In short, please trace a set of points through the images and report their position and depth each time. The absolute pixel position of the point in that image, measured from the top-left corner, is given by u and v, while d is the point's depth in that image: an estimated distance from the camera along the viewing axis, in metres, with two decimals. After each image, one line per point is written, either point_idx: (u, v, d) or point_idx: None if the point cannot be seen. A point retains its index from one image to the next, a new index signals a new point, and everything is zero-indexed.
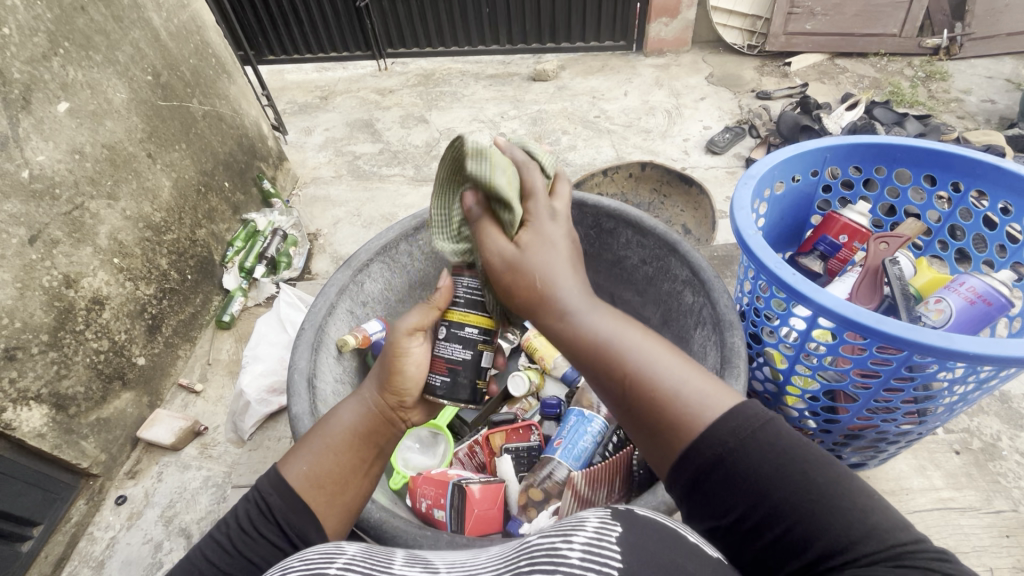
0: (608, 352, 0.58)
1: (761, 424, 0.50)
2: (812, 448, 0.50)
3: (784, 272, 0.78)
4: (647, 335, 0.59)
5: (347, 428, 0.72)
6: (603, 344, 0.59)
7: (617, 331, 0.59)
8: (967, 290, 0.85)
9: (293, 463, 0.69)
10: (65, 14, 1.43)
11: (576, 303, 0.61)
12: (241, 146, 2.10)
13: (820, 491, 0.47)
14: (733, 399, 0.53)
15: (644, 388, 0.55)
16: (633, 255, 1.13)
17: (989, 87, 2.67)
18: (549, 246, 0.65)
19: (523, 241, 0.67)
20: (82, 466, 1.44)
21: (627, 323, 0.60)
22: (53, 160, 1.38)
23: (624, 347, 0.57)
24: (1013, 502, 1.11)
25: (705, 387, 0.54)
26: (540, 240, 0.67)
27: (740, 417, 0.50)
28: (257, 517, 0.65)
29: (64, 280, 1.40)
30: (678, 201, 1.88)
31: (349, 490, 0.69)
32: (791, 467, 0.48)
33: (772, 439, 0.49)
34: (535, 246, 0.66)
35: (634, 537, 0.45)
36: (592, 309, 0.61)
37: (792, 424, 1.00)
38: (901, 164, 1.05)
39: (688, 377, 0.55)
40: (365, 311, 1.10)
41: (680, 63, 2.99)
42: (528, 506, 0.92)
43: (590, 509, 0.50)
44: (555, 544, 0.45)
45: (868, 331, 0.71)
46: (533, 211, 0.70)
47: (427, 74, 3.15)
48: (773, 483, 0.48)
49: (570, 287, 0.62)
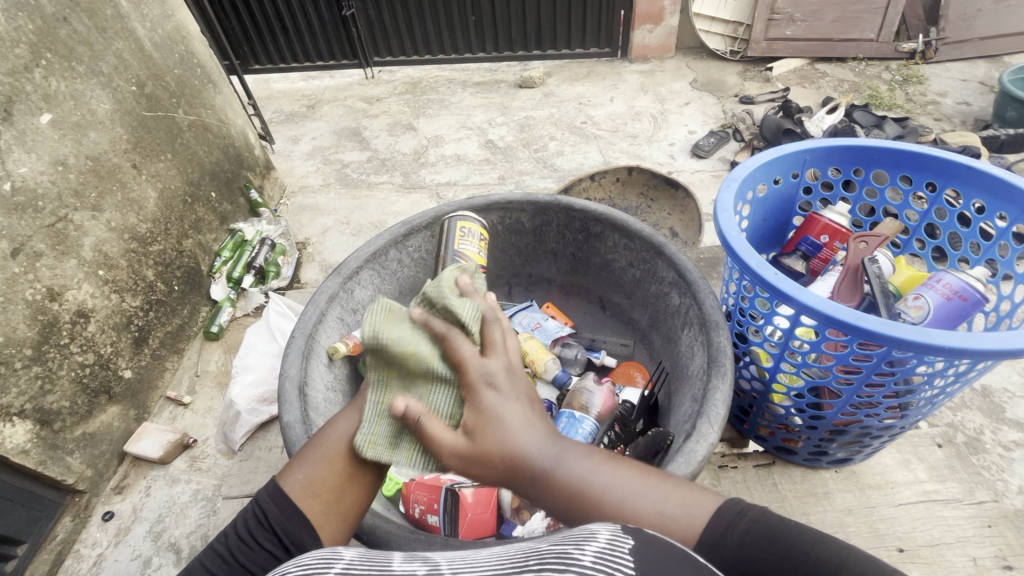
0: (593, 502, 0.59)
1: (747, 518, 0.55)
2: (805, 528, 0.52)
3: (766, 272, 0.79)
4: (626, 468, 0.61)
5: (342, 436, 0.70)
6: (584, 489, 0.59)
7: (593, 474, 0.59)
8: (943, 287, 0.87)
9: (291, 472, 0.69)
10: (47, 25, 1.42)
11: (548, 461, 0.59)
12: (227, 155, 2.09)
13: (824, 568, 0.49)
14: (713, 502, 0.58)
15: (634, 521, 0.58)
16: (620, 258, 1.14)
17: (964, 90, 2.75)
18: (503, 419, 0.59)
19: (477, 426, 0.59)
20: (68, 483, 1.42)
21: (602, 462, 0.61)
22: (36, 172, 1.37)
23: (603, 490, 0.59)
24: (995, 493, 1.14)
25: (687, 501, 0.58)
26: (493, 407, 0.59)
27: (725, 518, 0.55)
28: (255, 527, 0.67)
29: (48, 293, 1.38)
30: (665, 204, 1.90)
31: (345, 498, 0.67)
32: (790, 549, 0.51)
33: (763, 530, 0.53)
34: (486, 424, 0.59)
35: (646, 551, 0.46)
36: (567, 456, 0.60)
37: (779, 421, 1.02)
38: (877, 165, 1.08)
39: (675, 502, 0.58)
40: (355, 319, 1.10)
41: (664, 69, 3.04)
42: (521, 508, 0.93)
43: (602, 522, 0.49)
44: (566, 550, 0.46)
45: (848, 328, 0.73)
46: (472, 375, 0.61)
47: (414, 82, 3.16)
48: (783, 569, 0.50)
49: (539, 456, 0.59)
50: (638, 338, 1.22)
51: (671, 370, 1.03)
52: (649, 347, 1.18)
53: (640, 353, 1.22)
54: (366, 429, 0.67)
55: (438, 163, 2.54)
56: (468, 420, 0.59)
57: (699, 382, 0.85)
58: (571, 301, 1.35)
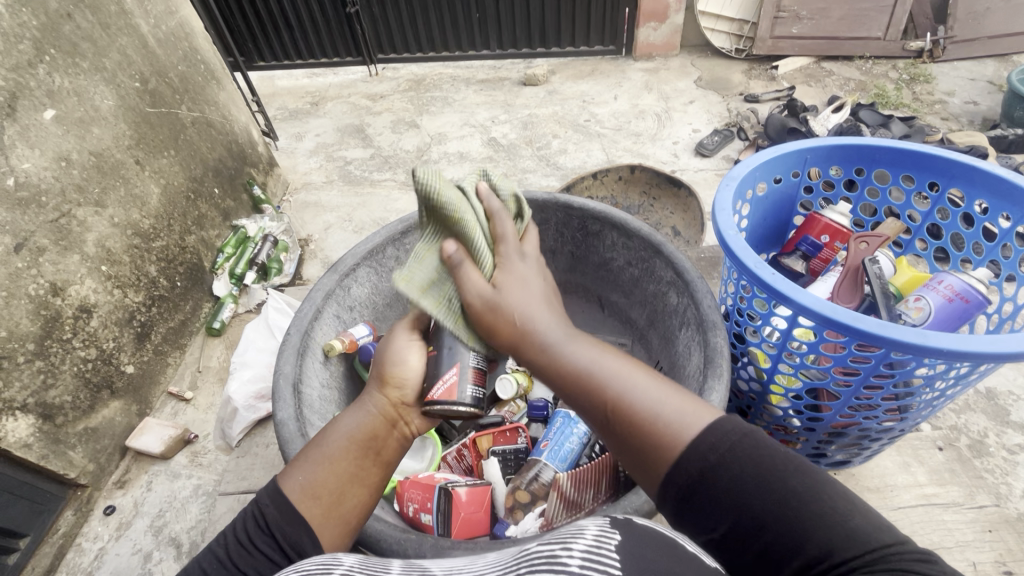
0: (589, 383, 0.62)
1: (739, 436, 0.54)
2: (790, 457, 0.53)
3: (764, 272, 0.79)
4: (632, 365, 0.63)
5: (346, 435, 0.71)
6: (584, 374, 0.62)
7: (596, 363, 0.63)
8: (945, 288, 0.86)
9: (290, 473, 0.68)
10: (50, 22, 1.43)
11: (557, 335, 0.65)
12: (230, 152, 2.09)
13: (799, 498, 0.49)
14: (710, 414, 0.57)
15: (630, 417, 0.59)
16: (619, 257, 1.13)
17: (973, 89, 2.71)
18: (521, 282, 0.69)
19: (502, 280, 0.69)
20: (70, 477, 1.43)
21: (609, 353, 0.64)
22: (39, 167, 1.37)
23: (603, 380, 0.62)
24: (996, 497, 1.13)
25: (683, 406, 0.58)
26: (516, 275, 0.70)
27: (717, 435, 0.54)
28: (254, 529, 0.65)
29: (51, 288, 1.39)
30: (667, 203, 1.89)
31: (348, 500, 0.68)
32: (772, 477, 0.51)
33: (749, 454, 0.52)
34: (508, 282, 0.69)
35: (632, 545, 0.46)
36: (573, 339, 0.65)
37: (777, 423, 1.01)
38: (880, 164, 1.06)
39: (672, 403, 0.58)
40: (352, 316, 1.10)
41: (669, 67, 3.02)
42: (515, 508, 0.92)
43: (589, 518, 0.50)
44: (554, 552, 0.45)
45: (846, 329, 0.72)
46: (508, 249, 0.73)
47: (418, 80, 3.15)
48: (756, 496, 0.51)
49: (547, 331, 0.65)
50: (636, 337, 1.21)
51: (668, 370, 1.03)
52: (647, 346, 1.17)
53: (638, 352, 1.21)
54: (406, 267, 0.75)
55: (440, 161, 2.53)
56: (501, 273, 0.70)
57: (695, 383, 0.84)
58: (570, 299, 1.34)
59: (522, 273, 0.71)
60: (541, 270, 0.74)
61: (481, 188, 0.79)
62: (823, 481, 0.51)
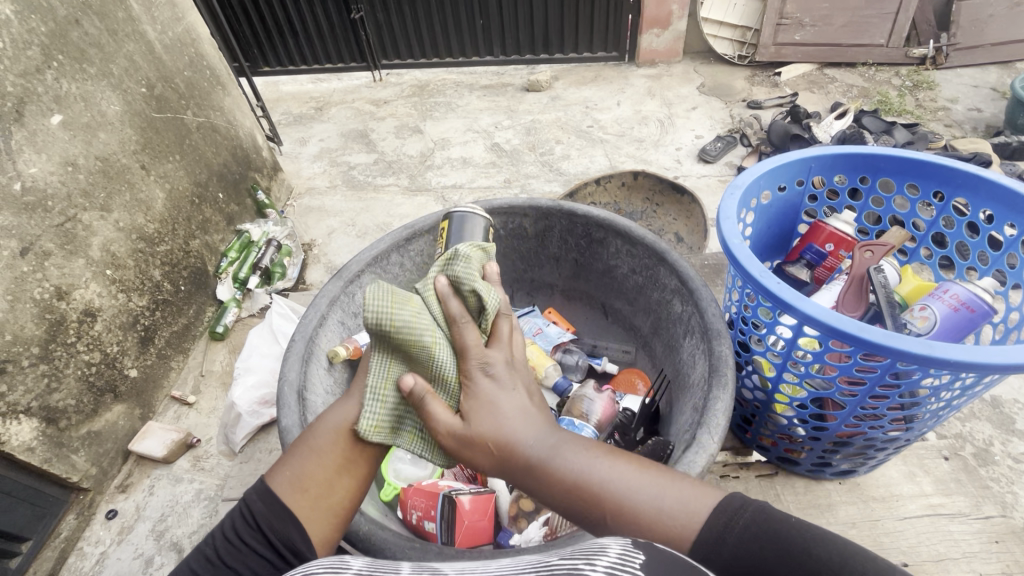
0: (588, 492, 0.60)
1: (750, 512, 0.54)
2: (807, 526, 0.53)
3: (768, 281, 0.78)
4: (623, 461, 0.62)
5: (333, 428, 0.70)
6: (581, 484, 0.60)
7: (590, 467, 0.61)
8: (951, 297, 0.86)
9: (279, 468, 0.69)
10: (60, 28, 1.44)
11: (541, 449, 0.61)
12: (235, 157, 2.10)
13: (827, 567, 0.49)
14: (711, 496, 0.58)
15: (633, 520, 0.58)
16: (623, 264, 1.13)
17: (976, 96, 2.72)
18: (497, 403, 0.62)
19: (473, 407, 0.62)
20: (72, 481, 1.43)
21: (599, 455, 0.62)
22: (45, 172, 1.38)
23: (601, 487, 0.60)
24: (1003, 508, 1.12)
25: (686, 496, 0.58)
26: (488, 395, 0.62)
27: (726, 513, 0.55)
28: (243, 527, 0.66)
29: (56, 292, 1.39)
30: (670, 209, 1.89)
31: (335, 492, 0.67)
32: (793, 548, 0.51)
33: (766, 527, 0.53)
34: (479, 409, 0.62)
35: (656, 565, 0.45)
36: (563, 448, 0.61)
37: (782, 432, 1.01)
38: (884, 173, 1.06)
39: (674, 496, 0.58)
40: (356, 322, 1.10)
41: (672, 74, 3.03)
42: (519, 517, 0.94)
43: (612, 536, 0.50)
44: (576, 565, 0.45)
45: (851, 339, 0.72)
46: (471, 361, 0.64)
47: (422, 85, 3.17)
48: (782, 569, 0.51)
49: (533, 447, 0.61)
50: (641, 344, 1.21)
51: (673, 378, 1.03)
52: (651, 354, 1.17)
53: (642, 359, 1.21)
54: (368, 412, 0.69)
55: (443, 166, 2.54)
56: (469, 387, 0.63)
57: (700, 391, 0.84)
58: (573, 306, 1.34)
59: (493, 390, 0.63)
60: (518, 375, 0.66)
61: (437, 287, 0.71)
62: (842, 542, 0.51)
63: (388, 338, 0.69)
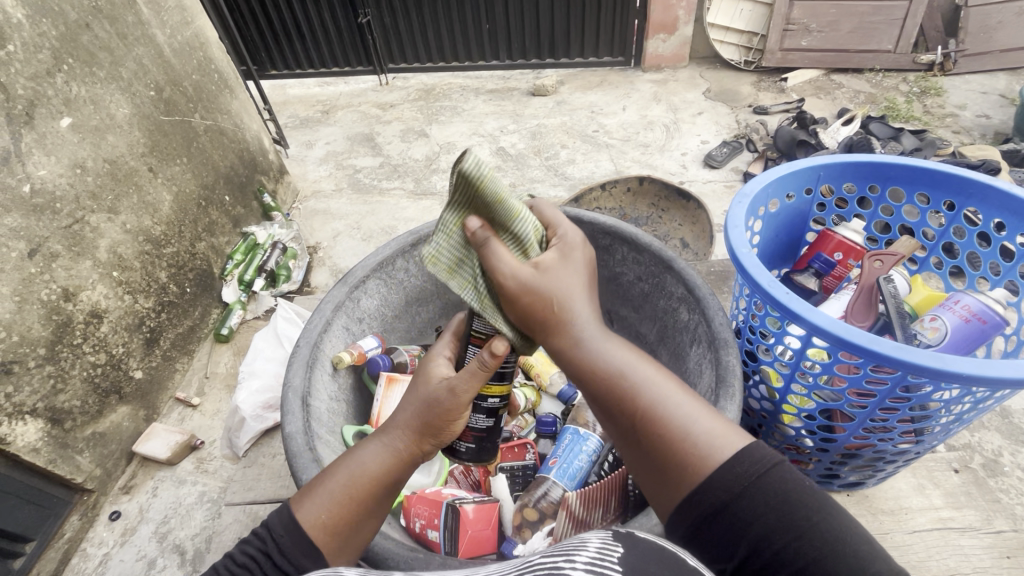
0: (623, 388, 0.65)
1: (769, 469, 0.54)
2: (815, 493, 0.53)
3: (777, 291, 0.78)
4: (671, 380, 0.65)
5: (371, 473, 0.70)
6: (619, 373, 0.66)
7: (634, 368, 0.66)
8: (962, 308, 0.85)
9: (310, 507, 0.66)
10: (70, 32, 1.45)
11: (593, 332, 0.70)
12: (241, 160, 2.11)
13: (824, 540, 0.50)
14: (744, 443, 0.57)
15: (656, 424, 0.61)
16: (629, 272, 1.13)
17: (984, 103, 2.70)
18: (563, 276, 0.72)
19: (545, 267, 0.72)
20: (77, 482, 1.43)
21: (647, 363, 0.67)
22: (54, 174, 1.39)
23: (637, 384, 0.65)
24: (1014, 521, 1.10)
25: (718, 432, 0.58)
26: (558, 264, 0.73)
27: (745, 465, 0.54)
28: (267, 562, 0.62)
29: (63, 293, 1.40)
30: (676, 214, 1.88)
31: (361, 532, 0.68)
32: (798, 515, 0.51)
33: (779, 488, 0.52)
34: (551, 271, 0.72)
35: (634, 556, 0.46)
36: (613, 344, 0.69)
37: (789, 443, 0.99)
38: (894, 182, 1.05)
39: (705, 428, 0.59)
40: (361, 328, 1.10)
41: (678, 78, 3.03)
42: (523, 526, 0.92)
43: (592, 531, 0.51)
44: (557, 563, 0.45)
45: (861, 351, 0.71)
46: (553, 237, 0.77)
47: (428, 89, 3.18)
48: (780, 531, 0.51)
49: (584, 328, 0.70)
50: None
51: None
52: None
53: None
54: (433, 245, 0.77)
55: (449, 170, 2.54)
56: (546, 259, 0.73)
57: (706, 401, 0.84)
58: None
59: (569, 267, 0.74)
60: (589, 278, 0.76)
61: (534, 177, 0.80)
62: (846, 521, 0.51)
63: (474, 189, 0.71)
